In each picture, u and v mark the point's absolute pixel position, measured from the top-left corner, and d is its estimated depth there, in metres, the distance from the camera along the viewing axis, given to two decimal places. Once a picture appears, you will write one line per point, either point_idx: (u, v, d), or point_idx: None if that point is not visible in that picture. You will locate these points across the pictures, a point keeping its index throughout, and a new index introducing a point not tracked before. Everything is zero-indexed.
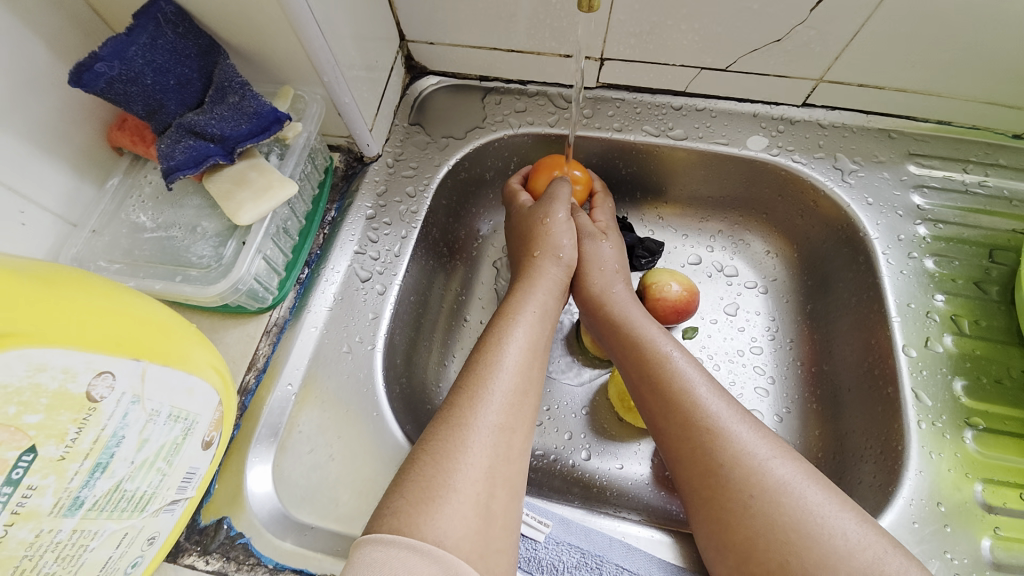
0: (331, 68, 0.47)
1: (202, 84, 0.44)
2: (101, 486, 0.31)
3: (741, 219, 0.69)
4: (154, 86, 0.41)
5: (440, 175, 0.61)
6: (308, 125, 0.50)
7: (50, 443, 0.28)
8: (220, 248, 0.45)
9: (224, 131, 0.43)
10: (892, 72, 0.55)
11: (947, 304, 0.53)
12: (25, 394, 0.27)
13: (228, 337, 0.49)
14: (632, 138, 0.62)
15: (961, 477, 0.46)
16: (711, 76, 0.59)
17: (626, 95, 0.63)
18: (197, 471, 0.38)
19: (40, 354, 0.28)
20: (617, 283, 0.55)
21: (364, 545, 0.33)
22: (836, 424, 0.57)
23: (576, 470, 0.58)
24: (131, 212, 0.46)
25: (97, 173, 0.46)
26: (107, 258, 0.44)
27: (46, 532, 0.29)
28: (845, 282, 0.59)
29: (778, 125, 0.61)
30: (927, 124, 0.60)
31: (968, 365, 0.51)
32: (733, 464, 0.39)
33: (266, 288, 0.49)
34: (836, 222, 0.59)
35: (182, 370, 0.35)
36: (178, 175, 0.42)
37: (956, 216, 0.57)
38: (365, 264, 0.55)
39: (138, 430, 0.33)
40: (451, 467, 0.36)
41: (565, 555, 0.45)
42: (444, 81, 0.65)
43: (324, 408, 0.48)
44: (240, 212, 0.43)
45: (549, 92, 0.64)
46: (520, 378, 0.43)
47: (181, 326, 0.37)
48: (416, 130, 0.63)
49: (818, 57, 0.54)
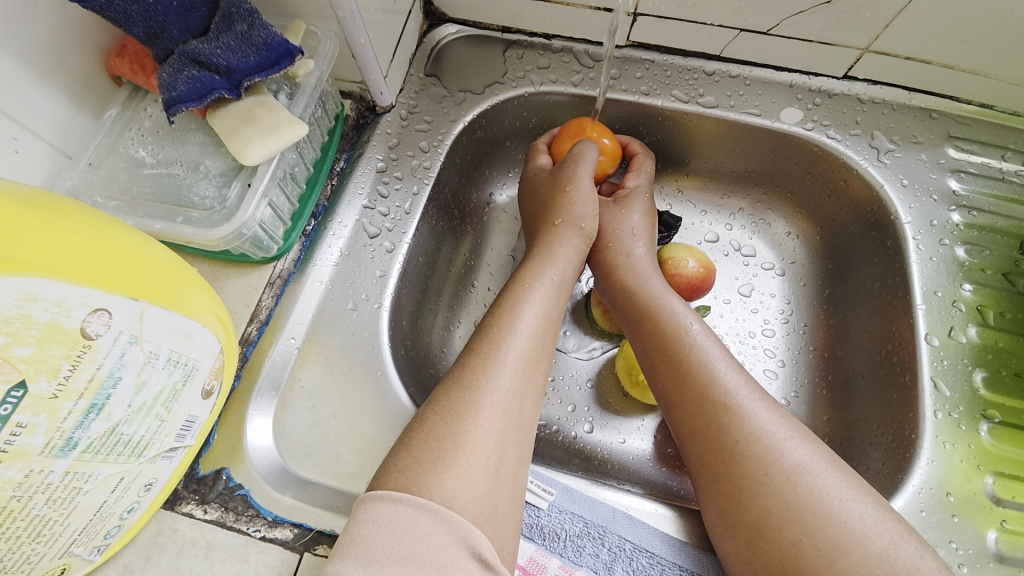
0: (347, 3, 0.43)
1: (208, 10, 0.40)
2: (95, 428, 0.30)
3: (764, 197, 0.66)
4: (156, 6, 0.38)
5: (455, 131, 0.57)
6: (320, 64, 0.46)
7: (42, 379, 0.27)
8: (224, 190, 0.42)
9: (231, 62, 0.40)
10: (944, 46, 0.51)
11: (974, 295, 0.51)
12: (14, 325, 0.25)
13: (230, 287, 0.47)
14: (659, 103, 0.59)
15: (972, 468, 0.45)
16: (749, 40, 0.56)
17: (656, 57, 0.59)
18: (196, 419, 0.37)
19: (31, 285, 0.26)
20: (638, 246, 0.53)
21: (369, 501, 0.31)
22: (845, 411, 0.56)
23: (578, 442, 0.58)
24: (129, 146, 0.43)
25: (94, 102, 0.43)
26: (104, 193, 0.41)
27: (36, 472, 0.28)
28: (869, 267, 0.57)
29: (814, 98, 0.58)
30: (969, 107, 0.57)
31: (989, 357, 0.49)
32: (749, 442, 0.38)
33: (271, 237, 0.46)
34: (866, 204, 0.57)
35: (181, 314, 0.33)
36: (180, 107, 0.40)
37: (991, 205, 0.54)
38: (374, 219, 0.53)
39: (136, 373, 0.31)
40: (461, 429, 0.35)
41: (568, 524, 0.45)
42: (464, 31, 0.61)
43: (327, 365, 0.47)
44: (247, 150, 0.41)
45: (575, 48, 0.60)
46: (534, 345, 0.42)
47: (182, 269, 0.35)
48: (432, 82, 0.59)
49: (867, 24, 0.51)
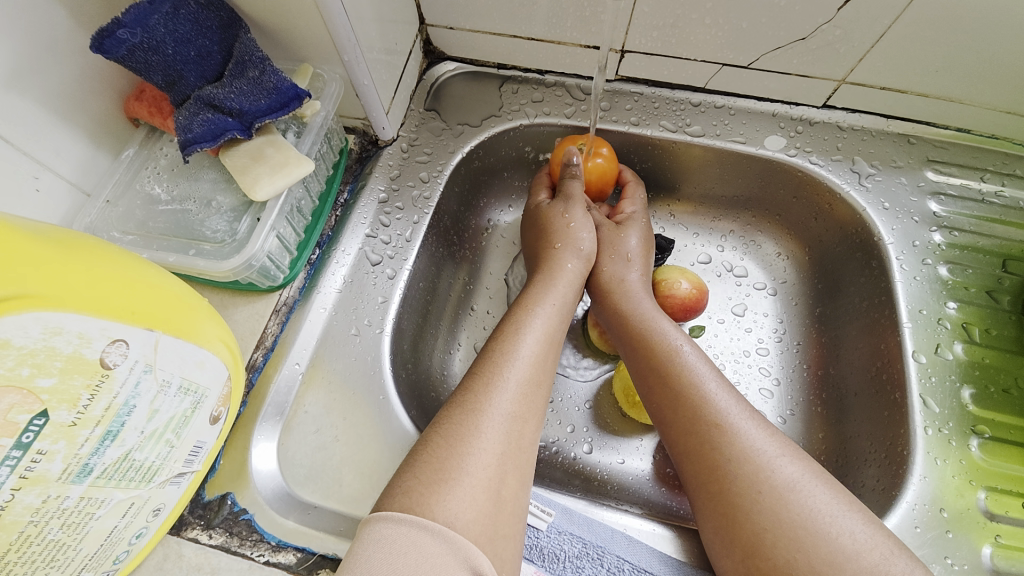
0: (351, 48, 0.46)
1: (223, 58, 0.44)
2: (110, 454, 0.31)
3: (754, 220, 0.68)
4: (175, 57, 0.41)
5: (454, 162, 0.60)
6: (326, 105, 0.49)
7: (62, 409, 0.28)
8: (235, 224, 0.44)
9: (243, 106, 0.43)
10: (916, 76, 0.54)
11: (958, 312, 0.53)
12: (38, 357, 0.27)
13: (237, 315, 0.49)
14: (648, 133, 0.62)
15: (965, 483, 0.46)
16: (732, 73, 0.59)
17: (645, 90, 0.62)
18: (204, 445, 0.38)
19: (56, 319, 0.27)
20: (632, 270, 0.55)
21: (374, 521, 0.33)
22: (839, 428, 0.57)
23: (578, 463, 0.58)
24: (146, 183, 0.46)
25: (113, 143, 0.46)
26: (120, 228, 0.44)
27: (53, 498, 0.29)
28: (856, 286, 0.59)
29: (797, 126, 0.61)
30: (946, 132, 0.59)
31: (976, 373, 0.51)
32: (742, 460, 0.39)
33: (278, 267, 0.48)
34: (851, 225, 0.59)
35: (193, 343, 0.35)
36: (195, 148, 0.42)
37: (971, 224, 0.56)
38: (377, 248, 0.55)
39: (149, 400, 0.32)
40: (463, 451, 0.36)
41: (567, 545, 0.45)
42: (461, 68, 0.64)
43: (330, 389, 0.48)
44: (257, 186, 0.43)
45: (567, 83, 0.63)
46: (535, 370, 0.43)
47: (195, 299, 0.37)
48: (432, 116, 0.62)
49: (842, 57, 0.54)
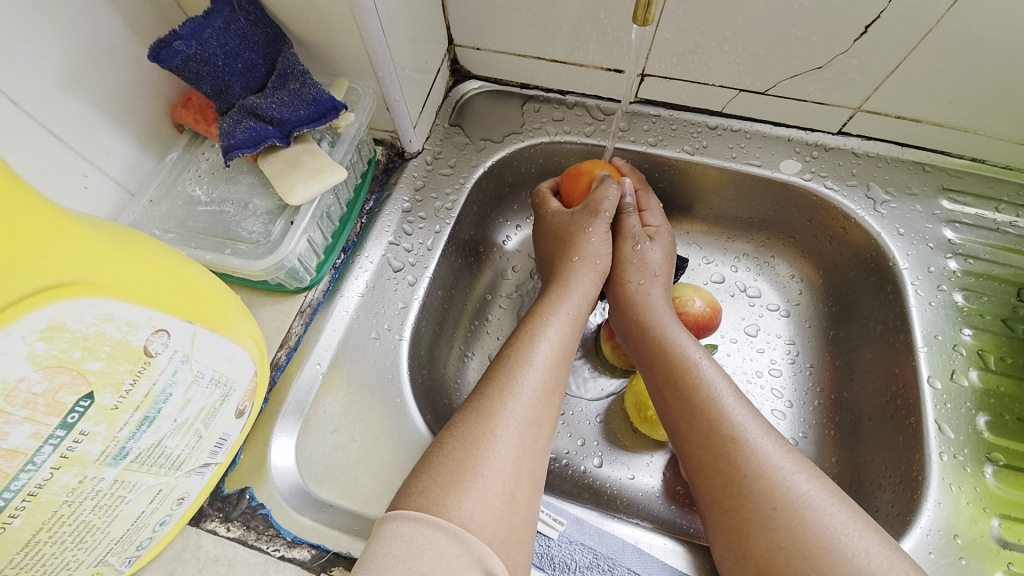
0: (386, 65, 0.49)
1: (267, 71, 0.46)
2: (145, 439, 0.33)
3: (767, 242, 0.69)
4: (224, 68, 0.44)
5: (476, 175, 0.62)
6: (359, 116, 0.52)
7: (107, 391, 0.30)
8: (269, 226, 0.46)
9: (284, 115, 0.45)
10: (930, 107, 0.55)
11: (974, 339, 0.53)
12: (90, 341, 0.28)
13: (264, 314, 0.51)
14: (666, 153, 0.63)
15: (979, 511, 0.46)
16: (748, 98, 0.60)
17: (662, 112, 0.64)
18: (229, 437, 0.40)
19: (108, 306, 0.29)
20: (656, 286, 0.56)
21: (392, 519, 0.33)
22: (853, 453, 0.56)
23: (587, 476, 0.59)
24: (187, 184, 0.48)
25: (158, 146, 0.49)
26: (161, 227, 0.46)
27: (90, 479, 0.31)
28: (871, 310, 0.59)
29: (812, 151, 0.62)
30: (961, 161, 0.60)
31: (991, 401, 0.51)
32: (757, 476, 0.39)
33: (306, 269, 0.50)
34: (865, 250, 0.60)
35: (225, 337, 0.36)
36: (237, 153, 0.45)
37: (987, 252, 0.57)
38: (399, 255, 0.57)
39: (184, 390, 0.34)
40: (479, 453, 0.37)
41: (578, 555, 0.45)
42: (486, 87, 0.67)
43: (348, 392, 0.49)
44: (292, 191, 0.45)
45: (587, 103, 0.65)
46: (549, 376, 0.44)
47: (229, 296, 0.38)
48: (456, 131, 0.65)
49: (857, 87, 0.55)
